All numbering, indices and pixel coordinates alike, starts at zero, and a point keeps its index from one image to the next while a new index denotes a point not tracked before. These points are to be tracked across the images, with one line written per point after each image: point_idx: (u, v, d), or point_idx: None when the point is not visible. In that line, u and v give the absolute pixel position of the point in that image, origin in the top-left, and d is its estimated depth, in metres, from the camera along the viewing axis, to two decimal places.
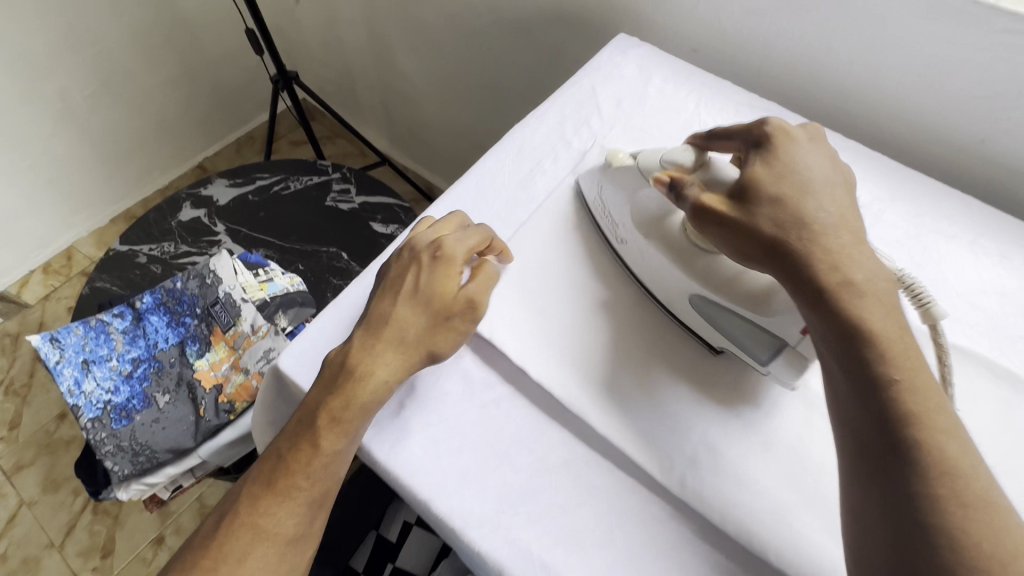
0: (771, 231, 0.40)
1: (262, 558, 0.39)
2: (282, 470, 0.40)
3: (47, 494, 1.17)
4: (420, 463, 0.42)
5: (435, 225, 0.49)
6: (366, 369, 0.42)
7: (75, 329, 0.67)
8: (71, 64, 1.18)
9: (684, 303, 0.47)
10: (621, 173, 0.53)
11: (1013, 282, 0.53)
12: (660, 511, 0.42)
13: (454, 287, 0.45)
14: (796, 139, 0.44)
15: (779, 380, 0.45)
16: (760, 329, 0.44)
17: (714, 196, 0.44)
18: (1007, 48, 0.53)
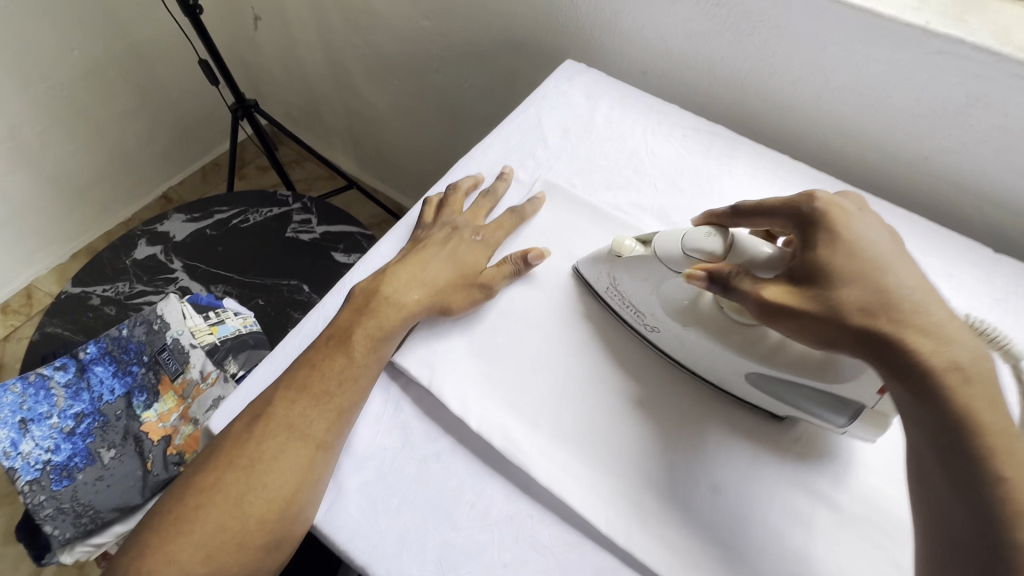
0: (858, 318, 0.35)
1: (295, 459, 0.41)
2: (317, 374, 0.44)
3: (9, 545, 1.12)
4: (358, 526, 0.41)
5: (470, 208, 0.56)
6: (398, 303, 0.48)
7: (13, 387, 0.64)
8: (21, 100, 1.15)
9: (740, 381, 0.44)
10: (634, 265, 0.46)
11: (960, 300, 0.53)
12: (607, 567, 0.40)
13: (480, 264, 0.51)
14: (847, 210, 0.40)
15: (858, 437, 0.43)
16: (828, 396, 0.40)
17: (775, 286, 0.38)
18: (940, 69, 0.53)
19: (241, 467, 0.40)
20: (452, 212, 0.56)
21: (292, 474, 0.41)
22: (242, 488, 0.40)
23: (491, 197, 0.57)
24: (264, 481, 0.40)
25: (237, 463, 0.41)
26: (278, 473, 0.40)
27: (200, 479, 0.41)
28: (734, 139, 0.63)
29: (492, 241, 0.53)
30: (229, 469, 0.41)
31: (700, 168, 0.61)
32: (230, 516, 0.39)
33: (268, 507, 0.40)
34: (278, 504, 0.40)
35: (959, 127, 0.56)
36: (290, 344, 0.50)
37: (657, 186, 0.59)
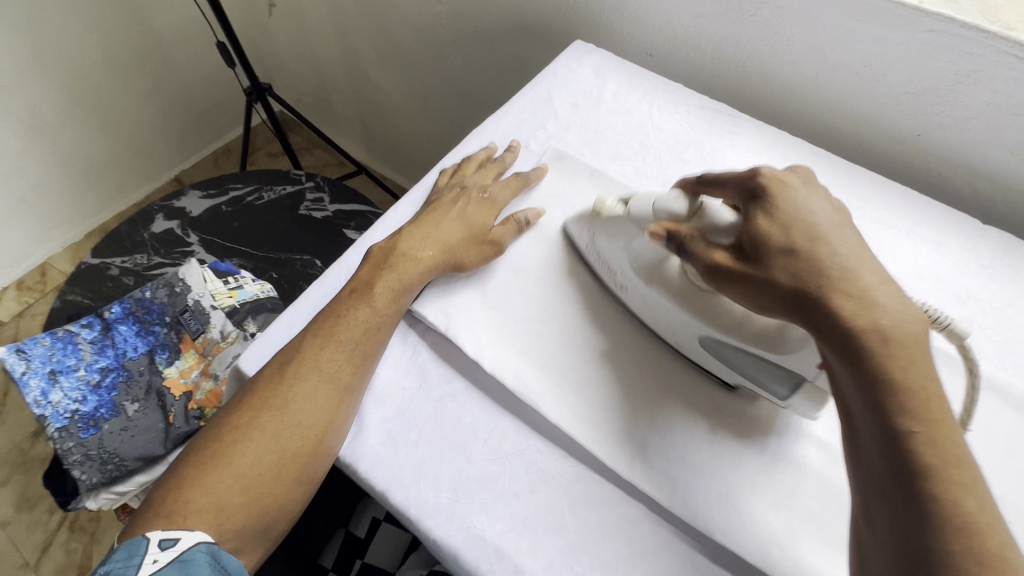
0: (788, 283, 0.38)
1: (326, 398, 0.43)
2: (343, 322, 0.46)
3: (22, 513, 1.15)
4: (378, 457, 0.44)
5: (478, 171, 0.59)
6: (413, 257, 0.50)
7: (43, 340, 0.67)
8: (41, 79, 1.18)
9: (694, 344, 0.46)
10: (611, 224, 0.50)
11: (947, 266, 0.55)
12: (610, 501, 0.42)
13: (489, 221, 0.54)
14: (790, 184, 0.43)
15: (800, 412, 0.45)
16: (778, 367, 0.42)
17: (722, 253, 0.42)
18: (932, 47, 0.56)
19: (273, 409, 0.43)
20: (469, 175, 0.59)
21: (325, 412, 0.43)
22: (279, 424, 0.42)
23: (501, 165, 0.59)
24: (299, 418, 0.43)
25: (272, 403, 0.43)
26: (313, 410, 0.43)
27: (235, 417, 0.43)
28: (735, 115, 0.66)
29: (501, 202, 0.56)
30: (264, 407, 0.43)
31: (703, 143, 0.64)
32: (269, 448, 0.42)
33: (303, 441, 0.42)
34: (311, 438, 0.42)
35: (950, 103, 0.58)
36: (313, 296, 0.52)
37: (662, 158, 0.62)
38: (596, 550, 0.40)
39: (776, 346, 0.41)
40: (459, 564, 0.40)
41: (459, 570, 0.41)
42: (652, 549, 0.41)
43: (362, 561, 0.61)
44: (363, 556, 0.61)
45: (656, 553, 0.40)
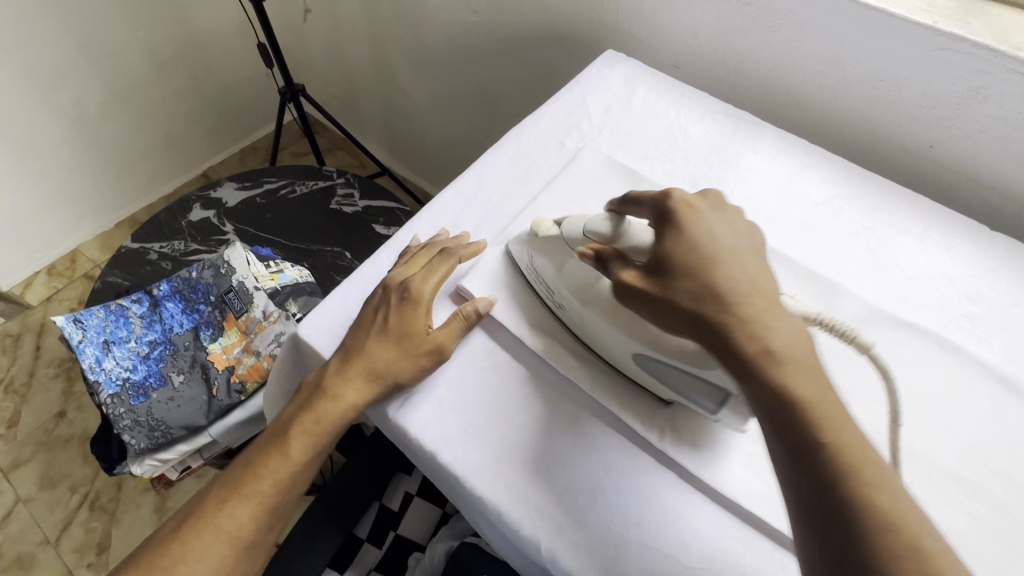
0: (689, 305, 0.40)
1: (219, 560, 0.44)
2: (251, 475, 0.46)
3: (44, 491, 1.18)
4: (428, 420, 0.47)
5: (402, 263, 0.53)
6: (335, 394, 0.47)
7: (98, 312, 0.71)
8: (87, 73, 1.24)
9: (632, 363, 0.47)
10: (547, 244, 0.51)
11: (958, 267, 0.59)
12: (645, 469, 0.45)
13: (425, 325, 0.49)
14: (698, 209, 0.44)
15: (728, 424, 0.45)
16: (705, 383, 0.43)
17: (631, 271, 0.43)
18: (945, 64, 0.60)
19: (166, 566, 0.43)
20: (397, 267, 0.53)
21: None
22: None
23: (432, 251, 0.54)
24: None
25: (161, 565, 0.43)
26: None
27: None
28: (758, 124, 0.70)
29: (428, 297, 0.50)
30: (151, 570, 0.44)
31: (727, 147, 0.67)
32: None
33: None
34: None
35: (961, 117, 0.62)
36: (358, 279, 0.56)
37: (689, 160, 0.66)
38: (631, 512, 0.43)
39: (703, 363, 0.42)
40: (502, 520, 0.43)
41: (501, 527, 0.44)
42: (681, 513, 0.43)
43: (396, 533, 0.66)
44: (396, 528, 0.66)
45: (686, 517, 0.43)
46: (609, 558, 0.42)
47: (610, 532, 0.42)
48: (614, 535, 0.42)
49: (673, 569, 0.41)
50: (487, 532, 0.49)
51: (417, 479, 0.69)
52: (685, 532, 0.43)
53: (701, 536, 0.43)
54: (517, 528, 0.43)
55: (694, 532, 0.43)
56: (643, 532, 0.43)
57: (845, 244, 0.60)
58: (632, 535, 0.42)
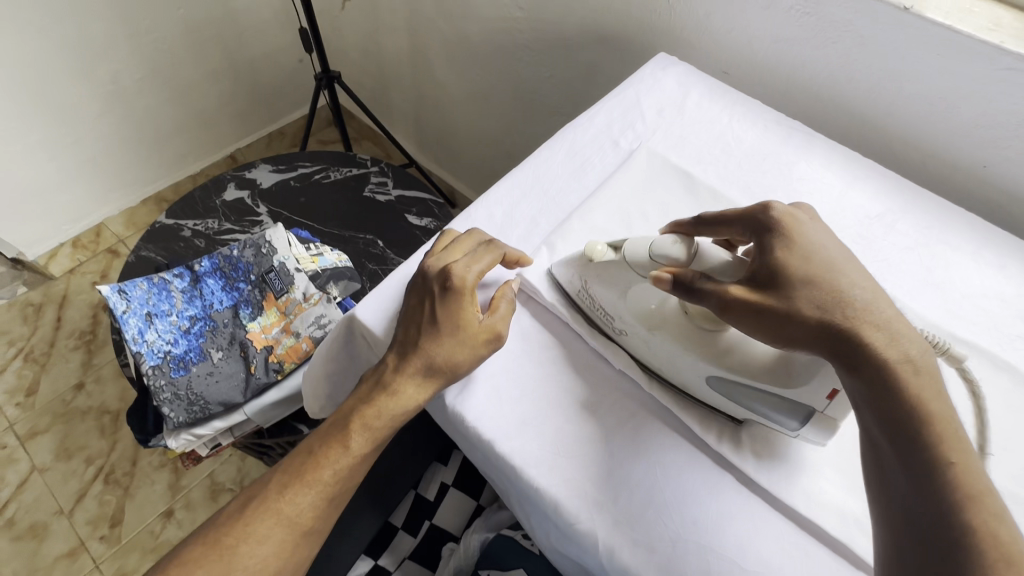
0: (814, 314, 0.40)
1: (280, 543, 0.45)
2: (312, 464, 0.47)
3: (59, 461, 1.18)
4: (487, 411, 0.47)
5: (446, 249, 0.52)
6: (394, 390, 0.47)
7: (141, 284, 0.71)
8: (126, 48, 1.24)
9: (702, 386, 0.46)
10: (604, 270, 0.48)
11: (1011, 288, 0.58)
12: (702, 468, 0.45)
13: (473, 316, 0.48)
14: (800, 221, 0.44)
15: (812, 440, 0.45)
16: (785, 401, 0.42)
17: (738, 287, 0.42)
18: (1007, 84, 0.60)
19: (226, 546, 0.45)
20: (436, 255, 0.51)
21: (271, 561, 0.45)
22: (228, 563, 0.45)
23: (471, 243, 0.52)
24: (246, 561, 0.45)
25: (224, 545, 0.45)
26: (260, 556, 0.45)
27: (191, 551, 0.46)
28: (811, 134, 0.69)
29: (472, 285, 0.48)
30: (215, 548, 0.45)
31: (780, 155, 0.67)
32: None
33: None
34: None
35: (1020, 138, 0.62)
36: (411, 265, 0.55)
37: (741, 167, 0.66)
38: (689, 511, 0.43)
39: (788, 379, 0.42)
40: (558, 512, 0.43)
41: (556, 518, 0.44)
42: (739, 518, 0.43)
43: (431, 522, 0.66)
44: (431, 518, 0.67)
45: (744, 521, 0.43)
46: (667, 556, 0.41)
47: (667, 531, 0.42)
48: (672, 534, 0.42)
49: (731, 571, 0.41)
50: (533, 524, 0.49)
51: (453, 469, 0.69)
52: (742, 533, 0.42)
53: (758, 538, 0.42)
54: (574, 520, 0.43)
55: (750, 533, 0.42)
56: (701, 532, 0.42)
57: (898, 258, 0.60)
58: (689, 534, 0.42)
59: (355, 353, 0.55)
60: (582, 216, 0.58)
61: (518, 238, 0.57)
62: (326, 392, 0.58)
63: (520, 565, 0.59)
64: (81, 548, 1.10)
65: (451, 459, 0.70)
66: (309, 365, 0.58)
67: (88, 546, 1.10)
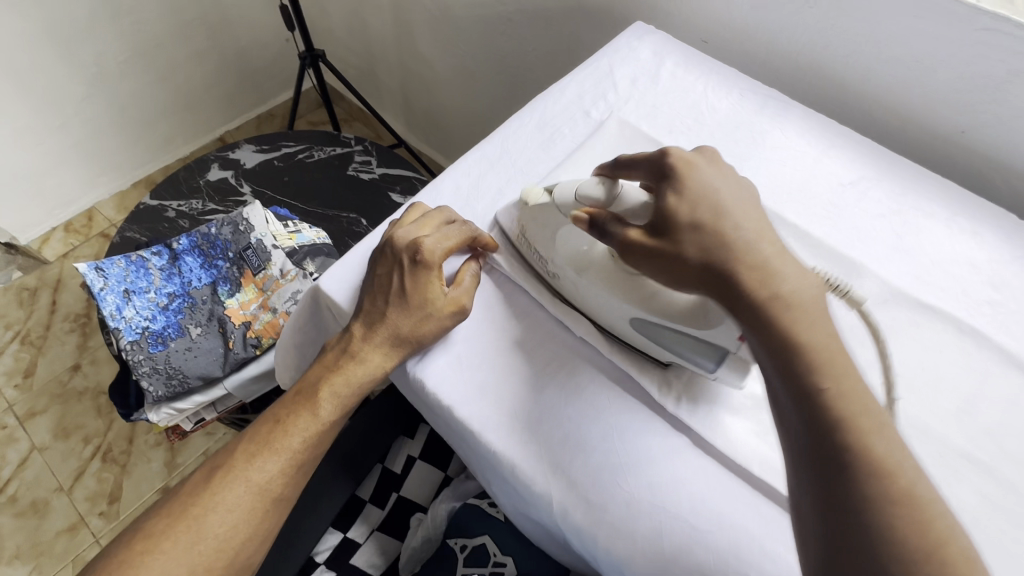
0: (696, 258, 0.39)
1: (246, 512, 0.46)
2: (281, 431, 0.48)
3: (58, 441, 1.20)
4: (448, 376, 0.47)
5: (415, 222, 0.52)
6: (360, 358, 0.48)
7: (119, 262, 0.72)
8: (110, 29, 1.23)
9: (627, 327, 0.47)
10: (539, 214, 0.50)
11: (982, 254, 0.57)
12: (658, 429, 0.46)
13: (438, 291, 0.48)
14: (697, 163, 0.43)
15: (727, 383, 0.46)
16: (701, 342, 0.44)
17: (636, 229, 0.42)
18: (984, 45, 0.59)
19: (194, 515, 0.46)
20: (403, 227, 0.52)
21: (239, 528, 0.46)
22: (198, 531, 0.46)
23: (440, 218, 0.52)
24: (215, 529, 0.46)
25: (192, 514, 0.46)
26: (228, 525, 0.46)
27: (156, 522, 0.46)
28: (789, 102, 0.68)
29: (440, 259, 0.49)
30: (182, 518, 0.46)
31: (754, 124, 0.66)
32: (181, 562, 0.45)
33: (217, 552, 0.46)
34: (228, 549, 0.46)
35: (999, 102, 0.61)
36: (378, 237, 0.55)
37: (715, 136, 0.65)
38: (641, 470, 0.44)
39: (704, 321, 0.43)
40: (515, 475, 0.44)
41: (511, 479, 0.45)
42: (691, 478, 0.44)
43: (398, 495, 0.67)
44: (398, 490, 0.68)
45: (697, 482, 0.44)
46: (619, 514, 0.43)
47: (620, 491, 0.43)
48: (624, 494, 0.43)
49: (683, 528, 0.42)
50: (494, 488, 0.51)
51: (419, 443, 0.70)
52: (695, 493, 0.43)
53: (708, 497, 0.43)
54: (530, 482, 0.44)
55: (703, 492, 0.43)
56: (651, 491, 0.43)
57: (868, 225, 0.59)
58: (643, 492, 0.43)
59: (321, 324, 0.56)
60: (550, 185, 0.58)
61: (485, 209, 0.57)
62: (295, 362, 0.59)
63: (486, 532, 0.62)
64: (81, 523, 1.13)
65: (418, 432, 0.71)
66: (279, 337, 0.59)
67: (88, 521, 1.13)
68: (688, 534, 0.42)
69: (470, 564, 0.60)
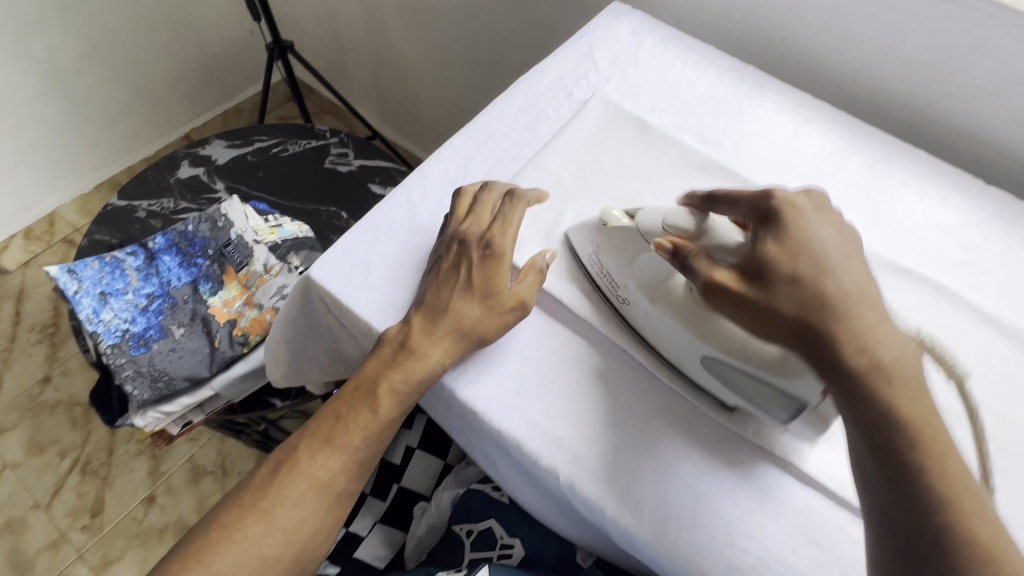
0: (792, 314, 0.36)
1: (314, 507, 0.44)
2: (342, 428, 0.45)
3: (32, 456, 1.16)
4: (464, 366, 0.48)
5: (475, 212, 0.51)
6: (421, 352, 0.46)
7: (92, 264, 0.70)
8: (62, 24, 1.17)
9: (695, 365, 0.45)
10: (617, 236, 0.48)
11: (952, 218, 0.60)
12: (699, 414, 0.47)
13: (506, 284, 0.48)
14: (802, 209, 0.40)
15: (797, 435, 0.44)
16: (779, 392, 0.41)
17: (725, 272, 0.39)
18: (947, 17, 0.61)
19: (261, 510, 0.44)
20: (464, 221, 0.51)
21: (307, 524, 0.44)
22: (266, 528, 0.43)
23: (498, 207, 0.52)
24: (284, 524, 0.44)
25: (262, 507, 0.44)
26: (295, 520, 0.44)
27: (229, 512, 0.45)
28: (765, 78, 0.69)
29: (508, 253, 0.49)
30: (252, 510, 0.44)
31: (732, 100, 0.67)
32: (250, 554, 0.43)
33: (286, 546, 0.44)
34: (295, 542, 0.44)
35: (961, 73, 0.63)
36: (371, 224, 0.54)
37: (695, 112, 0.66)
38: (691, 455, 0.45)
39: (785, 371, 0.40)
40: (520, 451, 0.45)
41: (517, 455, 0.45)
42: (737, 464, 0.44)
43: (399, 485, 0.67)
44: (399, 481, 0.68)
45: (744, 468, 0.44)
46: (667, 501, 0.43)
47: (636, 466, 0.44)
48: (634, 465, 0.44)
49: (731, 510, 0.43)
50: (497, 466, 0.51)
51: (417, 433, 0.70)
52: (741, 477, 0.44)
53: (754, 485, 0.44)
54: (536, 458, 0.44)
55: (750, 479, 0.44)
56: (697, 475, 0.44)
57: (845, 195, 0.61)
58: (694, 478, 0.44)
59: (313, 317, 0.55)
60: (537, 166, 0.58)
61: None
62: (286, 357, 0.60)
63: (492, 515, 0.62)
64: (63, 539, 1.09)
65: (415, 422, 0.71)
66: (270, 331, 0.59)
67: (70, 536, 1.09)
68: (734, 512, 0.43)
69: (478, 548, 0.60)
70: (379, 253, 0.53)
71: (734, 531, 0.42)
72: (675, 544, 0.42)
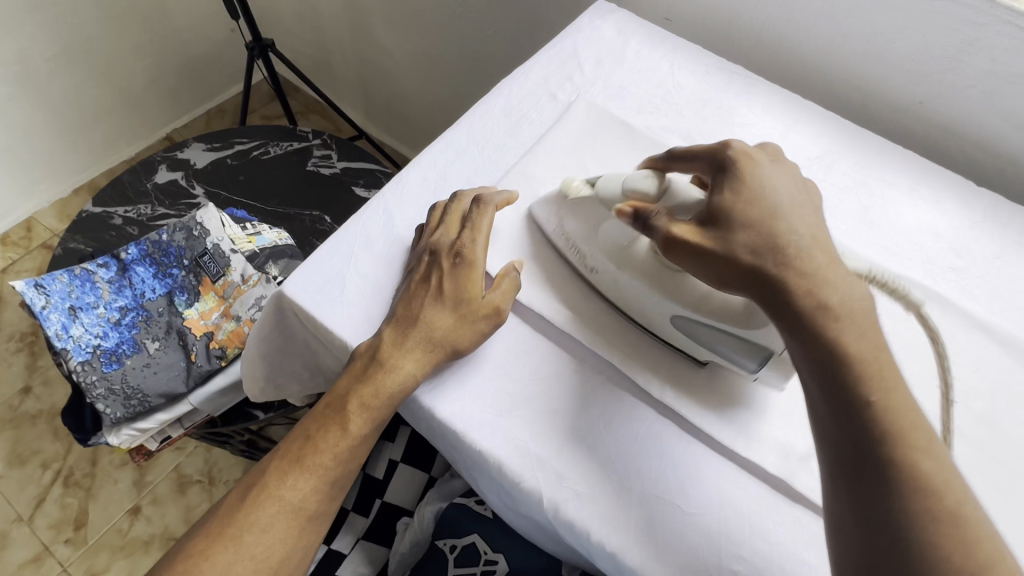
0: (748, 258, 0.38)
1: (284, 532, 0.42)
2: (311, 448, 0.43)
3: (13, 468, 1.13)
4: (443, 384, 0.46)
5: (444, 221, 0.50)
6: (393, 366, 0.44)
7: (61, 277, 0.67)
8: (33, 24, 1.14)
9: (666, 325, 0.46)
10: (581, 205, 0.50)
11: (944, 221, 0.59)
12: (687, 431, 0.45)
13: (478, 291, 0.47)
14: (757, 161, 0.42)
15: (767, 383, 0.46)
16: (745, 342, 0.42)
17: (683, 225, 0.41)
18: (938, 16, 0.59)
19: (229, 539, 0.42)
20: (435, 231, 0.50)
21: (278, 550, 0.42)
22: (234, 557, 0.42)
23: (467, 214, 0.50)
24: (253, 552, 0.42)
25: (229, 535, 0.42)
26: (266, 547, 0.42)
27: (197, 543, 0.43)
28: (754, 78, 0.68)
29: (480, 261, 0.48)
30: (220, 538, 0.42)
31: (721, 101, 0.66)
32: None
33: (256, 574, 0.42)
34: (267, 570, 0.42)
35: (953, 72, 0.62)
36: (345, 236, 0.52)
37: (683, 114, 0.65)
38: (676, 471, 0.43)
39: (749, 320, 0.42)
40: (502, 472, 0.43)
41: (499, 476, 0.44)
42: (722, 483, 0.43)
43: (382, 500, 0.67)
44: (382, 496, 0.68)
45: (730, 487, 0.43)
46: (652, 519, 0.42)
47: (621, 485, 0.43)
48: (619, 483, 0.43)
49: (718, 530, 0.41)
50: (480, 486, 0.50)
51: (400, 446, 0.69)
52: (727, 495, 0.43)
53: (742, 504, 0.42)
54: (518, 479, 0.43)
55: (736, 498, 0.42)
56: (681, 492, 0.43)
57: (836, 199, 0.60)
58: (681, 499, 0.42)
59: (289, 331, 0.53)
60: (520, 173, 0.57)
61: None
62: (262, 373, 0.58)
63: (475, 531, 0.61)
64: (46, 552, 1.07)
65: (398, 436, 0.70)
66: (244, 347, 0.57)
67: (54, 550, 1.07)
68: (722, 532, 0.41)
69: (461, 564, 0.59)
70: (356, 267, 0.51)
71: (721, 550, 0.41)
72: (662, 566, 0.40)
